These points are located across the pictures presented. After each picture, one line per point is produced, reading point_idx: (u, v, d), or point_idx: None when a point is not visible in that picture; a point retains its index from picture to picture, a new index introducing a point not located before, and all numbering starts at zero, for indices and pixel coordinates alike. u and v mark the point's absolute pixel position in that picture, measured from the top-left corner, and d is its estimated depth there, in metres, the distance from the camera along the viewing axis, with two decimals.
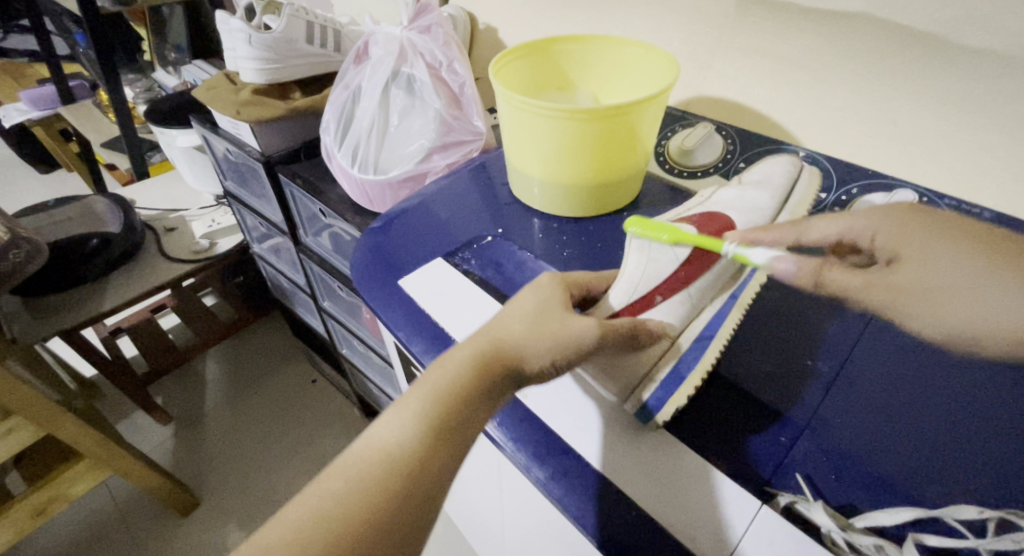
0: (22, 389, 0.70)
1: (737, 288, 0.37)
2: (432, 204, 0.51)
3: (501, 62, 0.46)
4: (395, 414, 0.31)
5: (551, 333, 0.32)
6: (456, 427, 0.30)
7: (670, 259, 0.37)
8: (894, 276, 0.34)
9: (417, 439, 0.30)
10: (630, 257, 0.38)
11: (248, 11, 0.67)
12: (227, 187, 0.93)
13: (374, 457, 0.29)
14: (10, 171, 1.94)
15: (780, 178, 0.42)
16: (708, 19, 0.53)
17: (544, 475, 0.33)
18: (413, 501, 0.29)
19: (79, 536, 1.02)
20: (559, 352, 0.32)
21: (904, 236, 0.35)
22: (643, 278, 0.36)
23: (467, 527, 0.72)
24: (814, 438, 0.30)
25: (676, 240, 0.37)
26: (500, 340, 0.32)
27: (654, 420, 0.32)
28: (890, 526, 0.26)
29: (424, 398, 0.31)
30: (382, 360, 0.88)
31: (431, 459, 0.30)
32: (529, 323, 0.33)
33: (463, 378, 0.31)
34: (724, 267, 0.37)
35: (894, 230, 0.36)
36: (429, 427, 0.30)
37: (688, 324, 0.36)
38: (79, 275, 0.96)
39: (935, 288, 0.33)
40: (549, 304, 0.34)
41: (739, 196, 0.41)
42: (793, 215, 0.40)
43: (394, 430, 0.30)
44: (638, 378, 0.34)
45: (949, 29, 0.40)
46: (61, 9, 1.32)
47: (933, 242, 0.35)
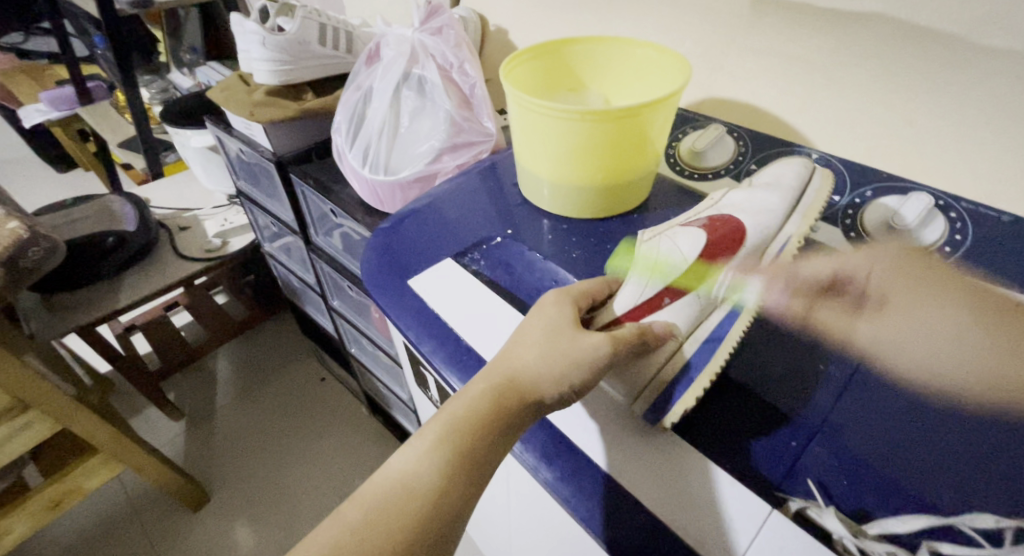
0: (38, 384, 0.72)
1: (749, 289, 0.36)
2: (441, 206, 0.51)
3: (511, 64, 0.46)
4: (413, 447, 0.32)
5: (564, 356, 0.33)
6: (473, 457, 0.31)
7: (678, 261, 0.36)
8: (865, 323, 0.34)
9: (435, 472, 0.30)
10: (639, 259, 0.38)
11: (263, 13, 0.68)
12: (240, 186, 0.94)
13: (394, 491, 0.30)
14: (28, 171, 1.97)
15: (791, 180, 0.42)
16: (720, 20, 0.53)
17: (553, 476, 0.35)
18: (435, 531, 0.29)
19: (92, 530, 1.03)
20: (573, 371, 0.32)
21: (899, 284, 0.35)
22: (649, 280, 0.36)
23: (476, 532, 0.72)
24: (826, 444, 0.29)
25: (684, 242, 0.37)
26: (514, 370, 0.33)
27: (658, 424, 0.32)
28: (903, 533, 0.26)
29: (440, 431, 0.32)
30: (391, 360, 0.88)
31: (451, 489, 0.30)
32: (542, 345, 0.33)
33: (477, 411, 0.32)
34: (735, 270, 0.37)
35: (892, 275, 0.36)
36: (450, 458, 0.31)
37: (695, 328, 0.35)
38: (95, 273, 0.98)
39: (914, 341, 0.32)
40: (560, 321, 0.34)
41: (749, 198, 0.40)
42: (805, 219, 0.40)
43: (415, 461, 0.31)
44: (645, 380, 0.33)
45: (968, 30, 0.40)
46: (81, 12, 1.35)
47: (928, 298, 0.34)
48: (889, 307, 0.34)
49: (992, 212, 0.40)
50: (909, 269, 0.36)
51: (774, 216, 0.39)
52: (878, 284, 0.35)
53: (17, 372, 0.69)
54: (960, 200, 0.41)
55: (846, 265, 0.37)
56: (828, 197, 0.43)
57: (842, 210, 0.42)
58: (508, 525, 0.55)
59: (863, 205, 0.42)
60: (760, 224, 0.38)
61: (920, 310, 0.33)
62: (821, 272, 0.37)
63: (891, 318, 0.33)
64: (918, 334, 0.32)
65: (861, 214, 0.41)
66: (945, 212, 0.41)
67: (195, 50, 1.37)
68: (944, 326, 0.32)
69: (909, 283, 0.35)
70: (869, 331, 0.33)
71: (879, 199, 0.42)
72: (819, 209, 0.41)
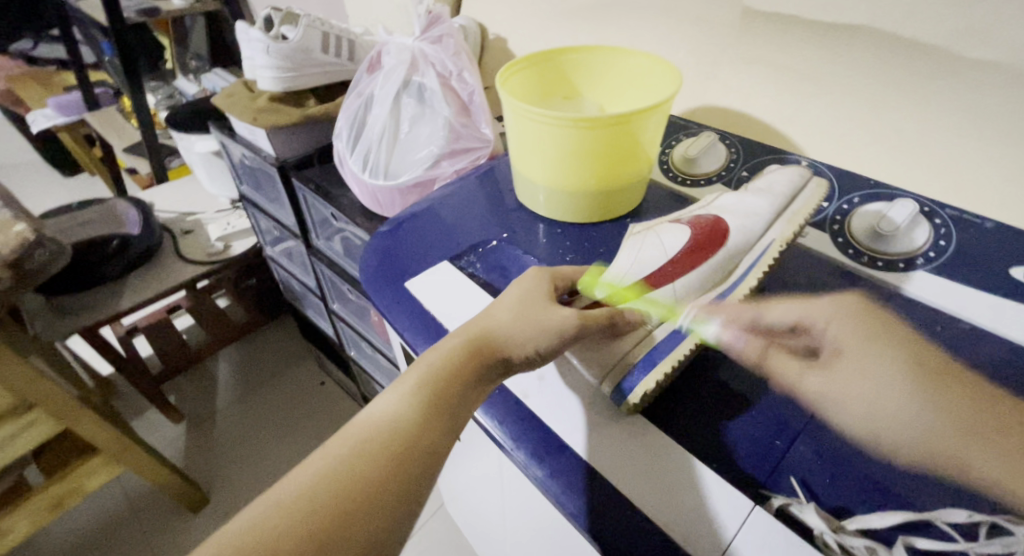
0: (41, 384, 0.73)
1: (725, 288, 0.38)
2: (439, 209, 0.52)
3: (507, 73, 0.48)
4: (394, 390, 0.32)
5: (537, 319, 0.34)
6: (451, 399, 0.32)
7: (659, 255, 0.38)
8: (816, 374, 0.33)
9: (414, 410, 0.31)
10: (625, 250, 0.40)
11: (267, 21, 0.70)
12: (243, 190, 0.96)
13: (373, 429, 0.30)
14: (36, 175, 2.00)
15: (782, 186, 0.43)
16: (712, 31, 0.54)
17: (543, 473, 0.33)
18: (415, 467, 0.30)
19: (91, 531, 1.04)
20: (544, 333, 0.34)
21: (852, 338, 0.34)
22: (630, 271, 0.38)
23: (474, 534, 0.72)
24: (809, 442, 0.30)
25: (666, 239, 0.39)
26: (491, 326, 0.34)
27: (624, 403, 0.33)
28: (882, 528, 0.27)
29: (419, 375, 0.32)
30: (390, 363, 0.89)
31: (430, 428, 0.31)
32: (517, 308, 0.35)
33: (453, 361, 0.33)
34: (709, 272, 0.39)
35: (848, 329, 0.34)
36: (427, 401, 0.31)
37: (668, 319, 0.37)
38: (99, 274, 0.99)
39: (854, 400, 0.31)
40: (536, 292, 0.36)
41: (739, 203, 0.42)
42: (790, 223, 0.41)
43: (394, 403, 0.31)
44: (611, 360, 0.35)
45: (951, 42, 0.41)
46: (90, 20, 1.37)
47: (879, 350, 0.33)
48: (841, 357, 0.33)
49: (975, 219, 0.41)
50: (862, 324, 0.35)
51: (760, 220, 0.41)
52: (832, 338, 0.34)
53: (22, 372, 0.70)
54: (945, 206, 0.42)
55: (805, 312, 0.36)
56: (817, 204, 0.44)
57: (830, 217, 0.43)
58: (502, 524, 0.55)
59: (850, 211, 0.43)
60: (744, 228, 0.40)
61: (868, 365, 0.32)
62: (777, 320, 0.36)
63: (839, 370, 0.32)
64: (856, 402, 0.31)
65: (848, 221, 0.42)
66: (931, 219, 0.42)
67: (201, 57, 1.39)
68: (888, 387, 0.31)
69: (861, 339, 0.34)
70: (816, 386, 0.32)
71: (865, 205, 0.43)
72: (809, 213, 0.42)
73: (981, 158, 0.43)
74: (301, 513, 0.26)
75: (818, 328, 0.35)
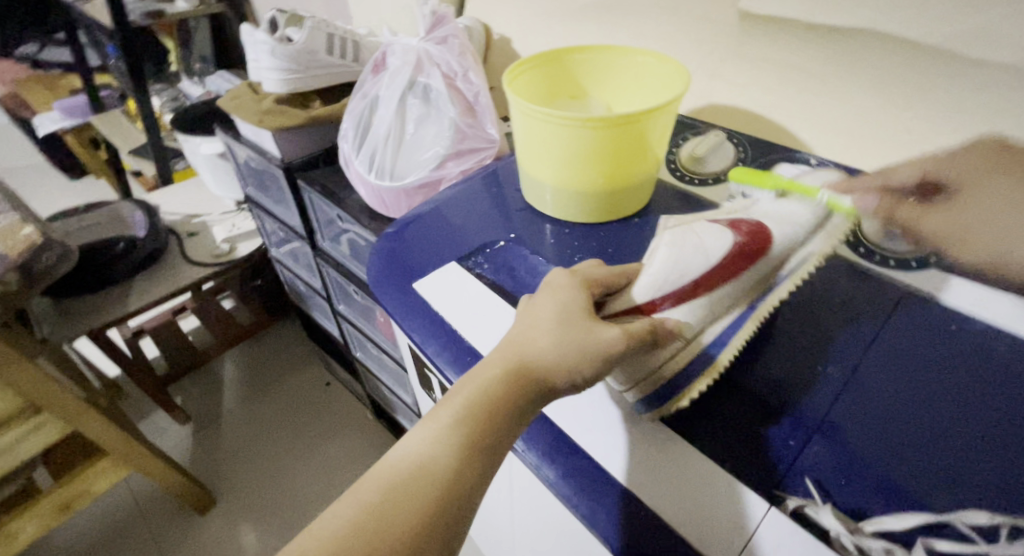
0: (51, 387, 0.73)
1: (759, 298, 0.37)
2: (445, 211, 0.52)
3: (515, 72, 0.47)
4: (429, 427, 0.31)
5: (579, 345, 0.32)
6: (486, 440, 0.31)
7: (701, 259, 0.36)
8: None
9: (450, 454, 0.30)
10: (661, 249, 0.38)
11: (272, 23, 0.70)
12: (248, 192, 0.96)
13: (410, 469, 0.30)
14: (42, 178, 2.01)
15: (824, 193, 0.41)
16: (718, 30, 0.54)
17: (555, 474, 0.35)
18: (448, 513, 0.30)
19: (100, 533, 1.04)
20: (585, 360, 0.32)
21: (978, 174, 0.40)
22: (667, 276, 0.36)
23: (482, 537, 0.72)
24: (824, 443, 0.30)
25: (710, 246, 0.36)
26: (531, 352, 0.33)
27: (643, 415, 0.33)
28: (900, 530, 0.26)
29: (455, 414, 0.31)
30: (396, 364, 0.89)
31: (465, 471, 0.30)
32: (559, 334, 0.33)
33: (491, 397, 0.32)
34: (747, 283, 0.36)
35: (974, 168, 0.40)
36: (466, 444, 0.31)
37: (704, 328, 0.35)
38: (105, 277, 0.99)
39: (989, 218, 0.38)
40: (573, 311, 0.34)
41: (778, 209, 0.40)
42: (830, 234, 0.39)
43: (430, 443, 0.31)
44: (650, 370, 0.33)
45: (958, 44, 0.41)
46: (95, 24, 1.38)
47: (1003, 176, 0.39)
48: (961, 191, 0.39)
49: None
50: (996, 159, 0.40)
51: (802, 228, 0.38)
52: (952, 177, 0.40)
53: (32, 375, 0.70)
54: None
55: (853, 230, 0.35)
56: None
57: None
58: (510, 524, 0.55)
59: None
60: (784, 236, 0.37)
61: (988, 191, 0.38)
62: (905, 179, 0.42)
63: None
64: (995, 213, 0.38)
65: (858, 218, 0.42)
66: None
67: (205, 59, 1.40)
68: (1015, 197, 0.37)
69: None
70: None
71: None
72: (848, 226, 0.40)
73: None
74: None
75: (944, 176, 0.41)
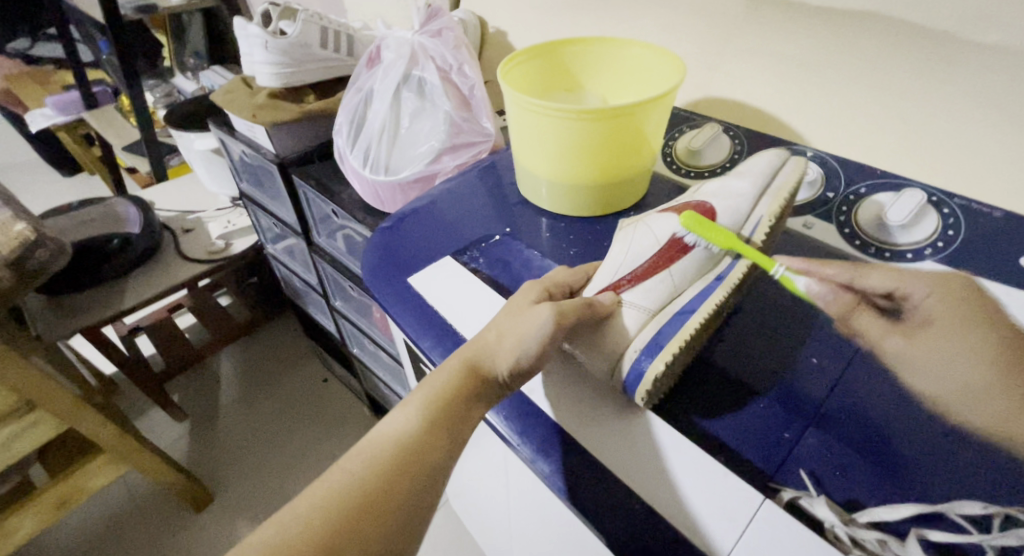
0: (45, 384, 0.72)
1: (725, 268, 0.37)
2: (439, 204, 0.52)
3: (508, 65, 0.47)
4: (400, 409, 0.33)
5: (520, 327, 0.34)
6: (453, 418, 0.33)
7: (650, 244, 0.38)
8: (896, 338, 0.32)
9: (419, 428, 0.32)
10: (615, 245, 0.40)
11: (265, 16, 0.69)
12: (242, 188, 0.95)
13: (383, 443, 0.31)
14: (36, 176, 1.99)
15: (762, 167, 0.42)
16: (713, 21, 0.54)
17: (549, 467, 0.34)
18: (421, 484, 0.31)
19: (97, 531, 1.04)
20: (525, 342, 0.33)
21: (945, 309, 0.33)
22: (623, 263, 0.38)
23: (479, 531, 0.72)
24: (819, 434, 0.30)
25: (657, 227, 0.39)
26: (481, 342, 0.35)
27: (635, 396, 0.32)
28: (894, 521, 0.26)
29: (422, 397, 0.33)
30: (392, 360, 0.89)
31: (435, 445, 0.32)
32: (504, 324, 0.35)
33: (451, 383, 0.34)
34: (705, 251, 0.38)
35: (943, 300, 0.33)
36: (431, 420, 0.32)
37: (668, 304, 0.36)
38: (99, 274, 0.99)
39: (930, 361, 0.31)
40: (519, 303, 0.36)
41: (723, 186, 0.41)
42: (775, 199, 0.40)
43: (401, 421, 0.32)
44: (617, 352, 0.34)
45: (959, 25, 0.41)
46: (87, 19, 1.37)
47: (963, 336, 0.31)
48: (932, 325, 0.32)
49: (984, 208, 0.41)
50: (957, 301, 0.33)
51: (746, 200, 0.40)
52: (928, 306, 0.33)
53: (26, 373, 0.69)
54: (953, 196, 0.42)
55: (908, 281, 0.34)
56: (821, 195, 0.44)
57: (835, 207, 0.43)
58: (506, 518, 0.55)
59: (856, 201, 0.43)
60: (730, 208, 0.39)
61: (951, 335, 0.31)
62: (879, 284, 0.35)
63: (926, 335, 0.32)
64: (943, 365, 0.30)
65: (854, 210, 0.42)
66: (939, 208, 0.41)
67: (199, 54, 1.39)
68: (969, 354, 0.30)
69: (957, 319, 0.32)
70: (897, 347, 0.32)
71: (872, 195, 0.43)
72: (792, 188, 0.41)
73: (989, 144, 0.43)
74: (319, 530, 0.28)
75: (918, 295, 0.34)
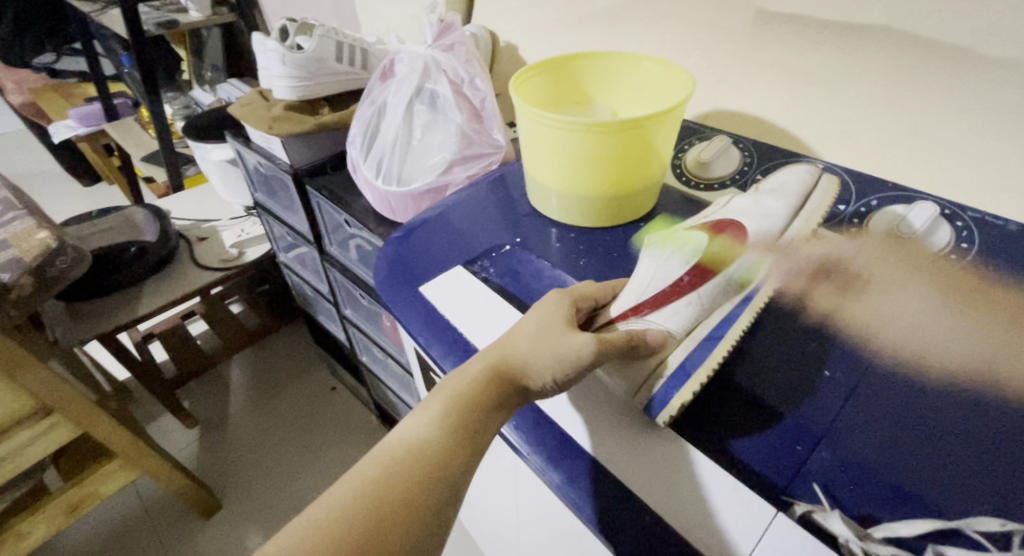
0: (62, 389, 0.74)
1: (752, 289, 0.37)
2: (450, 215, 0.52)
3: (521, 78, 0.48)
4: (419, 413, 0.33)
5: (557, 344, 0.34)
6: (475, 426, 0.33)
7: (680, 262, 0.37)
8: (854, 304, 0.36)
9: (439, 438, 0.32)
10: (643, 264, 0.39)
11: (282, 32, 0.71)
12: (257, 198, 0.97)
13: (404, 449, 0.32)
14: (56, 184, 2.05)
15: (795, 186, 0.43)
16: (723, 35, 0.54)
17: (560, 478, 0.34)
18: (440, 494, 0.31)
19: (106, 535, 1.05)
20: (560, 362, 0.33)
21: (882, 266, 0.38)
22: (652, 282, 0.37)
23: (485, 540, 0.72)
24: (831, 448, 0.30)
25: (688, 248, 0.38)
26: (507, 350, 0.35)
27: (656, 418, 0.32)
28: (910, 537, 0.26)
29: (443, 402, 0.33)
30: (401, 368, 0.89)
31: (455, 454, 0.32)
32: (533, 334, 0.35)
33: (475, 389, 0.33)
34: (736, 276, 0.37)
35: (877, 260, 0.39)
36: (455, 427, 0.32)
37: (693, 328, 0.35)
38: (117, 281, 1.01)
39: (897, 324, 0.35)
40: (554, 318, 0.35)
41: (754, 205, 0.41)
42: (808, 221, 0.41)
43: (423, 426, 0.32)
44: (642, 378, 0.34)
45: (968, 38, 0.41)
46: (110, 33, 1.41)
47: (905, 278, 0.37)
48: (870, 286, 0.37)
49: (997, 221, 0.40)
50: (891, 253, 0.39)
51: (777, 222, 0.39)
52: (864, 271, 0.38)
53: (45, 378, 0.71)
54: (965, 209, 0.42)
55: (846, 248, 0.40)
56: (834, 206, 0.43)
57: (847, 218, 0.42)
58: (512, 527, 0.55)
59: (868, 213, 0.42)
60: (761, 228, 0.39)
61: (897, 289, 0.37)
62: (816, 252, 0.39)
63: (871, 294, 0.37)
64: (900, 314, 0.35)
65: (867, 220, 0.42)
66: (951, 221, 0.41)
67: (217, 67, 1.42)
68: (920, 305, 0.36)
69: (888, 264, 0.38)
70: (853, 312, 0.36)
71: (884, 207, 0.42)
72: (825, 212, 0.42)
73: (1004, 158, 0.42)
74: (339, 540, 0.27)
75: (851, 259, 0.39)
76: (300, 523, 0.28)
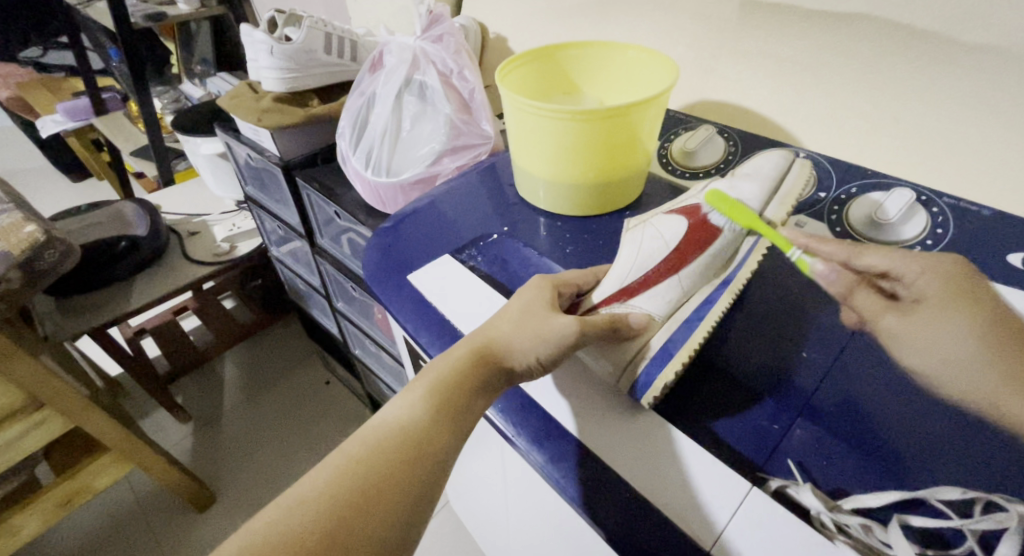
0: (53, 383, 0.74)
1: (730, 271, 0.38)
2: (439, 205, 0.53)
3: (507, 68, 0.48)
4: (405, 396, 0.34)
5: (537, 326, 0.34)
6: (459, 406, 0.33)
7: (659, 248, 0.38)
8: (893, 315, 0.33)
9: (422, 417, 0.33)
10: (624, 249, 0.40)
11: (271, 23, 0.71)
12: (247, 191, 0.97)
13: (387, 430, 0.32)
14: (46, 180, 2.02)
15: (771, 169, 0.42)
16: (710, 25, 0.55)
17: (543, 458, 0.35)
18: (425, 472, 0.31)
19: (101, 531, 1.05)
20: (541, 343, 0.34)
21: (939, 288, 0.33)
22: (632, 267, 0.38)
23: (478, 529, 0.73)
24: (807, 426, 0.31)
25: (665, 231, 0.38)
26: (489, 334, 0.35)
27: (642, 399, 0.33)
28: (877, 508, 0.27)
29: (428, 384, 0.34)
30: (393, 360, 0.90)
31: (440, 435, 0.33)
32: (516, 320, 0.35)
33: (458, 369, 0.34)
34: (711, 259, 0.38)
35: (937, 281, 0.33)
36: (438, 405, 0.33)
37: (677, 309, 0.37)
38: (106, 275, 1.00)
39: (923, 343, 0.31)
40: (536, 302, 0.36)
41: (729, 188, 0.41)
42: (781, 207, 0.41)
43: (407, 407, 0.33)
44: (625, 361, 0.35)
45: (947, 26, 0.42)
46: (97, 25, 1.39)
47: (959, 310, 0.31)
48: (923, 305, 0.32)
49: (973, 207, 0.41)
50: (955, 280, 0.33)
51: (754, 204, 0.40)
52: (919, 285, 0.33)
53: (37, 371, 0.71)
54: (941, 195, 0.42)
55: (899, 260, 0.34)
56: (813, 193, 0.44)
57: (827, 206, 0.43)
58: (503, 514, 0.56)
59: (847, 200, 0.43)
60: None
61: (947, 316, 0.31)
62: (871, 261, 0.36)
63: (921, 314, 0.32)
64: (932, 343, 0.31)
65: (846, 208, 0.42)
66: (928, 207, 0.41)
67: (207, 61, 1.41)
68: (957, 330, 0.31)
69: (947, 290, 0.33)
70: (890, 328, 0.33)
71: (863, 195, 0.43)
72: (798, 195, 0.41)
73: (981, 143, 0.43)
74: (324, 516, 0.28)
75: (907, 277, 0.34)
76: (285, 501, 0.29)
